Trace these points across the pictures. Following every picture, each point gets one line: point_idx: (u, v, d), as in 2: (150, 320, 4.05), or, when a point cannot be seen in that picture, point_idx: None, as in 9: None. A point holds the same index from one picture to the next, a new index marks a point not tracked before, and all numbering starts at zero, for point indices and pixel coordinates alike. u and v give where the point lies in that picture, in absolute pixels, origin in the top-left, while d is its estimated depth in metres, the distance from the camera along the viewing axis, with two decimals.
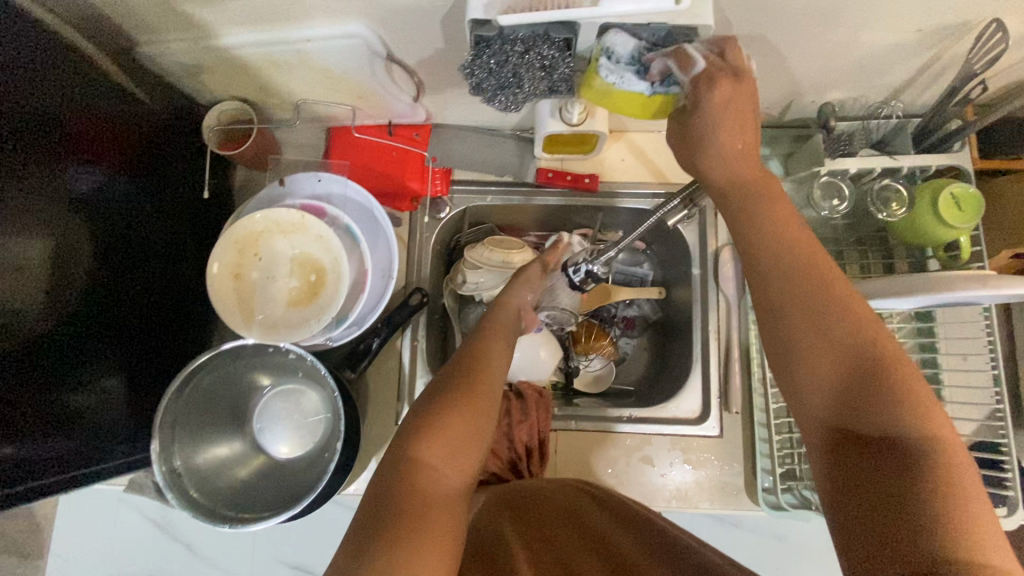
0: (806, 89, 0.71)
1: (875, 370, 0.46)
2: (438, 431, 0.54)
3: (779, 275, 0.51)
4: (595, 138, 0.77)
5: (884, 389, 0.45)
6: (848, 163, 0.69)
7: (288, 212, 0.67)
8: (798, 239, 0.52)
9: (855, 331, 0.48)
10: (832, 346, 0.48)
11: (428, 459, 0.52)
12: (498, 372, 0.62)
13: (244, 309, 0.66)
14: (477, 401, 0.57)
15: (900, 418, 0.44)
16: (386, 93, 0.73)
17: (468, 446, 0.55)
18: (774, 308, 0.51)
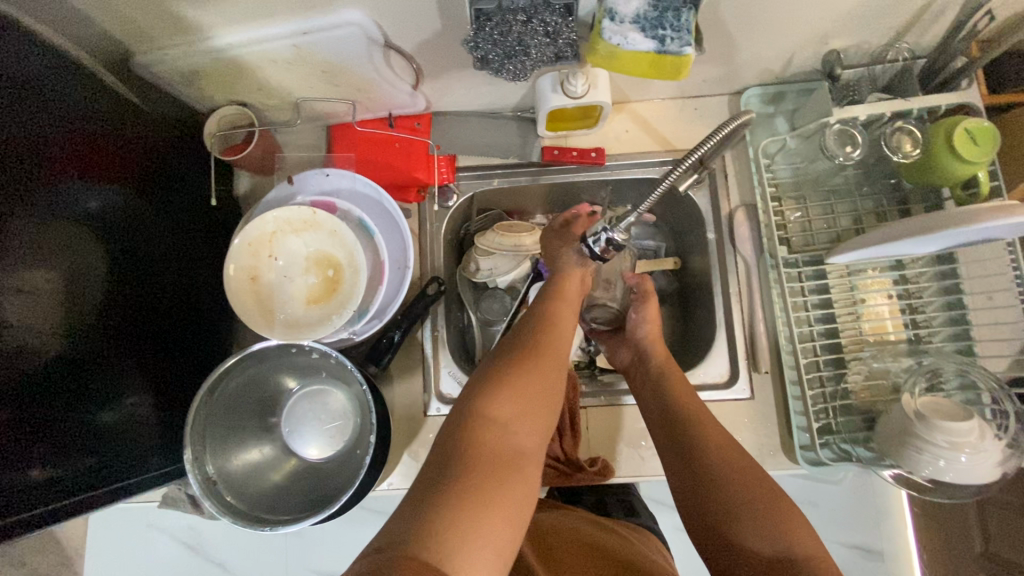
0: (807, 41, 0.70)
1: (767, 509, 0.55)
2: (513, 392, 0.56)
3: (686, 431, 0.64)
4: (599, 111, 0.76)
5: (771, 521, 0.54)
6: (857, 110, 0.68)
7: (299, 209, 0.68)
8: (692, 398, 0.68)
9: (746, 488, 0.57)
10: (734, 492, 0.57)
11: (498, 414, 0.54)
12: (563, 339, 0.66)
13: (265, 309, 0.67)
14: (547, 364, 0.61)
15: (769, 533, 0.53)
16: (386, 83, 0.72)
17: (547, 383, 0.59)
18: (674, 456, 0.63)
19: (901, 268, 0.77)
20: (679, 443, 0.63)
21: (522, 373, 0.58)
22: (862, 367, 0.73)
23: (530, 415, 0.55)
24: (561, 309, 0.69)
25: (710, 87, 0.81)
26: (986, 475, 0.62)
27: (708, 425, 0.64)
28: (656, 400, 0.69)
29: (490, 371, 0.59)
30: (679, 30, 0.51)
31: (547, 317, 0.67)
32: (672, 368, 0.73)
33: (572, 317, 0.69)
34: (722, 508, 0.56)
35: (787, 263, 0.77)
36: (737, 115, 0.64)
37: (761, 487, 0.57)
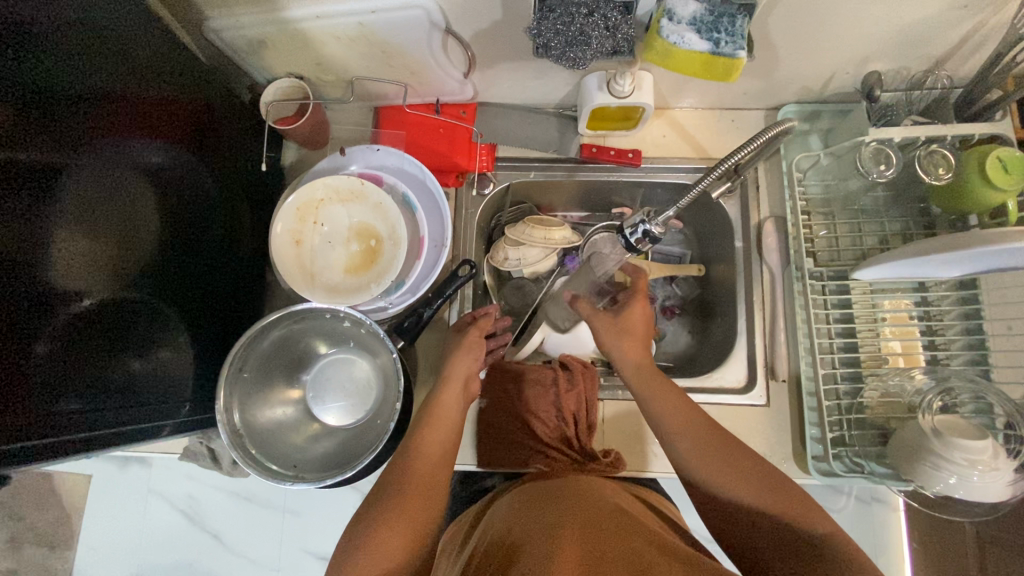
0: (848, 63, 0.72)
1: (766, 487, 0.57)
2: (404, 500, 0.59)
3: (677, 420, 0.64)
4: (640, 113, 0.78)
5: (772, 497, 0.56)
6: (893, 131, 0.70)
7: (348, 180, 0.71)
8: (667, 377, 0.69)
9: (740, 470, 0.59)
10: (738, 480, 0.58)
11: (402, 473, 0.62)
12: (454, 390, 0.71)
13: (306, 272, 0.69)
14: (444, 416, 0.69)
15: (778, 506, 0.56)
16: (439, 68, 0.75)
17: (431, 479, 0.62)
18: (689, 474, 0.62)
19: (924, 291, 0.79)
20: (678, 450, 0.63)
21: (418, 470, 0.63)
22: (878, 383, 0.74)
23: (421, 506, 0.59)
24: (445, 394, 0.71)
25: (747, 101, 0.84)
26: (996, 495, 0.63)
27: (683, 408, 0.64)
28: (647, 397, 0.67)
29: (395, 466, 0.63)
30: (733, 35, 0.53)
31: (436, 405, 0.69)
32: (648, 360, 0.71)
33: (458, 398, 0.71)
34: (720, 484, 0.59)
35: (813, 276, 0.78)
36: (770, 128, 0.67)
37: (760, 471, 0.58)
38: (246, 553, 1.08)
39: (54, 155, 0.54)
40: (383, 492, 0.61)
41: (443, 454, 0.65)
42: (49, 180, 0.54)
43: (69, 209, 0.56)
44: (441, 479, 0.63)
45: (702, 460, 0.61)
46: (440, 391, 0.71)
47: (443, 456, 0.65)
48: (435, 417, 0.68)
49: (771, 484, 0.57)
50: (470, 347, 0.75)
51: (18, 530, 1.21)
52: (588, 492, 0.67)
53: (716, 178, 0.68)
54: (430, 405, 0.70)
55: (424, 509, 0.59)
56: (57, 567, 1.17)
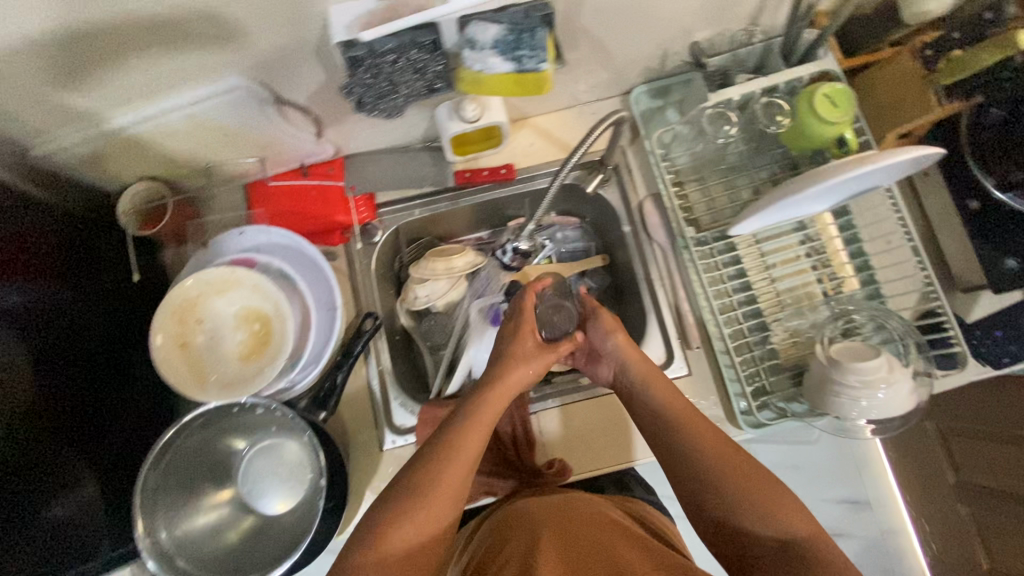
0: (673, 38, 0.76)
1: (766, 498, 0.57)
2: (426, 498, 0.57)
3: (680, 427, 0.63)
4: (499, 130, 0.81)
5: (770, 512, 0.56)
6: (730, 92, 0.75)
7: (217, 271, 0.69)
8: (668, 386, 0.67)
9: (745, 480, 0.58)
10: (739, 488, 0.58)
11: (429, 470, 0.58)
12: (493, 406, 0.64)
13: (200, 373, 0.67)
14: (484, 421, 0.63)
15: (773, 520, 0.56)
16: (289, 136, 0.75)
17: (458, 480, 0.59)
18: (687, 480, 0.61)
19: (804, 228, 0.82)
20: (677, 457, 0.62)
21: (447, 466, 0.59)
22: (784, 325, 0.78)
23: (416, 526, 0.56)
24: (479, 414, 0.63)
25: (600, 92, 0.86)
26: (904, 404, 0.66)
27: (703, 434, 0.62)
28: (649, 402, 0.66)
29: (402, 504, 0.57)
30: (534, 50, 0.56)
31: (477, 403, 0.64)
32: (650, 366, 0.69)
33: (496, 412, 0.64)
34: (716, 492, 0.59)
35: (699, 241, 0.81)
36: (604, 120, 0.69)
37: (763, 483, 0.58)
38: None
39: None
40: (397, 485, 0.58)
41: (477, 459, 0.61)
42: None
43: None
44: (465, 479, 0.59)
45: (700, 463, 0.60)
46: (498, 378, 0.67)
47: (476, 456, 0.61)
48: (476, 421, 0.62)
49: (773, 497, 0.57)
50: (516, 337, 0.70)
51: None
52: (576, 502, 0.68)
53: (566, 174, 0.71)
54: (452, 422, 0.63)
55: (433, 510, 0.57)
56: None
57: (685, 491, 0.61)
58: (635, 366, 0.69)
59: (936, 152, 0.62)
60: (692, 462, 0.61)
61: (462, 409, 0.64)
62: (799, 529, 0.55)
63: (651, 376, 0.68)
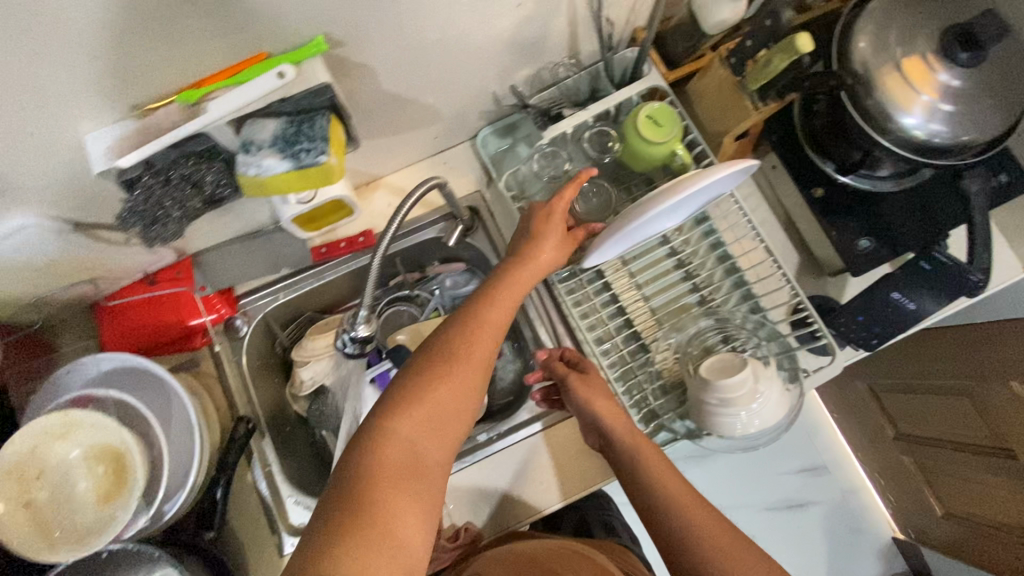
0: (495, 81, 0.75)
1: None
2: (391, 450, 0.51)
3: (679, 506, 0.61)
4: (344, 203, 0.78)
5: None
6: (561, 125, 0.75)
7: (50, 417, 0.64)
8: (655, 451, 0.65)
9: (744, 566, 0.57)
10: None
11: (415, 410, 0.53)
12: (498, 319, 0.61)
13: (51, 530, 0.63)
14: (476, 355, 0.58)
15: None
16: (115, 254, 0.71)
17: (450, 411, 0.55)
18: (685, 567, 0.59)
19: (670, 242, 0.82)
20: (672, 539, 0.60)
21: (429, 402, 0.54)
22: (663, 344, 0.77)
23: (411, 498, 0.49)
24: (458, 370, 0.57)
25: (446, 141, 0.84)
26: (780, 407, 0.66)
27: (699, 514, 0.60)
28: (637, 473, 0.64)
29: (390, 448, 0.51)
30: (313, 141, 0.54)
31: (476, 318, 0.60)
32: (637, 432, 0.67)
33: (491, 343, 0.60)
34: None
35: (568, 276, 0.79)
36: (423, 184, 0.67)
37: (768, 567, 0.57)
38: None
39: None
40: (367, 438, 0.52)
41: (476, 394, 0.57)
42: None
43: None
44: (456, 431, 0.55)
45: (701, 550, 0.58)
46: (486, 304, 0.61)
47: (473, 383, 0.57)
48: (456, 353, 0.57)
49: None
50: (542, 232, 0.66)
51: None
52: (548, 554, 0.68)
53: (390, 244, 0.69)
54: (438, 354, 0.57)
55: (415, 458, 0.52)
56: None
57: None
58: (616, 427, 0.66)
59: (751, 162, 0.61)
60: (689, 548, 0.59)
61: (456, 323, 0.60)
62: None
63: (637, 441, 0.65)
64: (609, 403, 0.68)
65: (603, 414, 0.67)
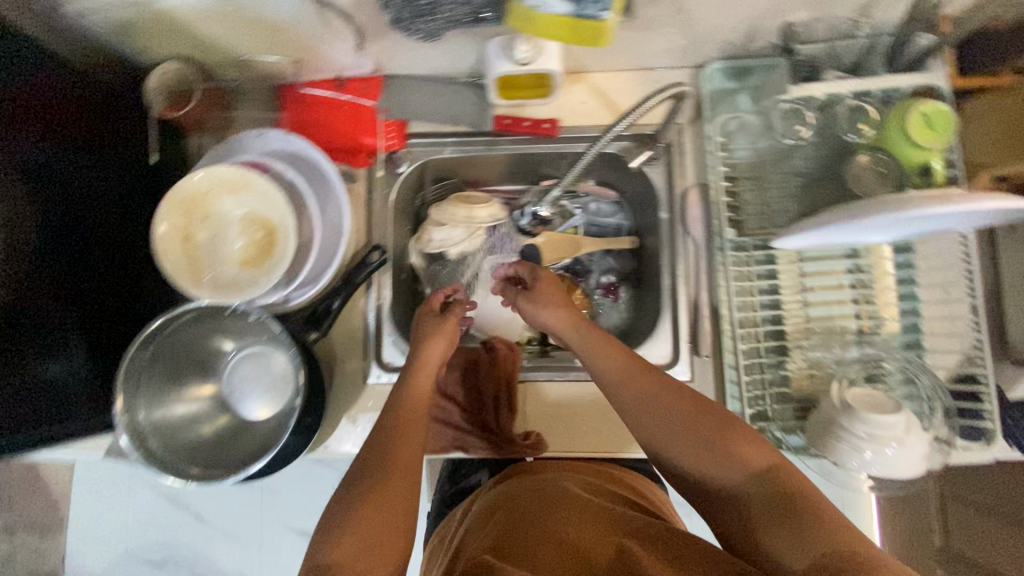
0: (767, 13, 0.66)
1: (727, 456, 0.51)
2: (384, 475, 0.55)
3: (655, 426, 0.56)
4: (552, 81, 0.75)
5: (740, 461, 0.51)
6: (816, 87, 0.69)
7: (230, 168, 0.66)
8: (636, 360, 0.61)
9: (724, 440, 0.52)
10: (720, 458, 0.52)
11: (387, 442, 0.59)
12: (423, 377, 0.68)
13: (197, 269, 0.67)
14: (409, 414, 0.63)
15: (738, 472, 0.51)
16: (326, 42, 0.70)
17: (414, 462, 0.58)
18: (690, 486, 0.54)
19: (857, 257, 0.74)
20: (663, 458, 0.56)
21: (403, 445, 0.59)
22: (805, 354, 0.72)
23: (393, 506, 0.53)
24: (417, 381, 0.67)
25: (669, 59, 0.77)
26: (911, 469, 0.62)
27: (674, 412, 0.55)
28: (620, 390, 0.59)
29: (366, 468, 0.56)
30: None
31: (409, 386, 0.67)
32: (625, 360, 0.61)
33: (428, 389, 0.67)
34: (712, 485, 0.52)
35: (738, 246, 0.75)
36: (663, 90, 0.69)
37: (747, 446, 0.52)
38: (220, 527, 1.13)
39: None
40: (359, 462, 0.57)
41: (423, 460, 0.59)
42: None
43: None
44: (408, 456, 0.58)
45: (680, 453, 0.54)
46: (424, 347, 0.71)
47: (416, 456, 0.59)
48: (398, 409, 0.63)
49: (746, 446, 0.52)
50: (443, 332, 0.72)
51: (12, 523, 1.29)
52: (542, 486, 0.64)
53: (609, 140, 0.71)
54: (383, 421, 0.62)
55: (404, 483, 0.55)
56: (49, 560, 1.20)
57: (696, 499, 0.54)
58: (609, 342, 0.63)
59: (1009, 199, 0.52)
60: (676, 456, 0.55)
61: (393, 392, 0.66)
62: (776, 480, 0.50)
63: (632, 370, 0.59)
64: (614, 351, 0.62)
65: (582, 344, 0.65)
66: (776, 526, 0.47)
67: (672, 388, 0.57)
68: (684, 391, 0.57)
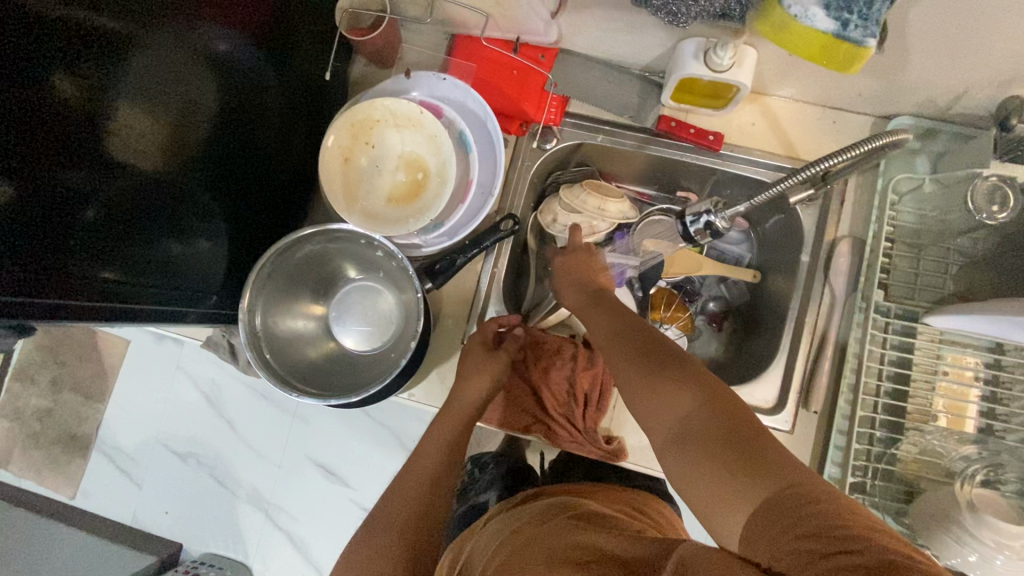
0: (993, 80, 0.62)
1: (732, 436, 0.45)
2: (388, 511, 0.67)
3: (644, 385, 0.53)
4: (734, 91, 0.70)
5: (735, 436, 0.45)
6: (1020, 168, 0.63)
7: (408, 106, 0.68)
8: (639, 327, 0.60)
9: (716, 417, 0.47)
10: (701, 426, 0.47)
11: (403, 471, 0.71)
12: (441, 425, 0.73)
13: (350, 192, 0.68)
14: (436, 440, 0.72)
15: (725, 448, 0.45)
16: (526, 3, 0.68)
17: (421, 495, 0.68)
18: (670, 454, 0.49)
19: (999, 352, 0.70)
20: (652, 423, 0.52)
21: (412, 472, 0.70)
22: (920, 439, 0.69)
23: (388, 530, 0.65)
24: (439, 419, 0.73)
25: (858, 103, 0.74)
26: None
27: (667, 374, 0.52)
28: (614, 354, 0.59)
29: (390, 496, 0.69)
30: (867, 18, 0.46)
31: (439, 411, 0.74)
32: (621, 321, 0.62)
33: (449, 430, 0.72)
34: (687, 451, 0.47)
35: (879, 310, 0.71)
36: (880, 138, 0.61)
37: (736, 423, 0.46)
38: (255, 443, 1.14)
39: (129, 26, 0.52)
40: (384, 499, 0.69)
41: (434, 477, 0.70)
42: (125, 53, 0.53)
43: (131, 81, 0.55)
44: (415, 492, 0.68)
45: (664, 418, 0.50)
46: (461, 387, 0.73)
47: (429, 474, 0.70)
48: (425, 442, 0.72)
49: (748, 433, 0.45)
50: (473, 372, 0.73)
51: (26, 393, 1.25)
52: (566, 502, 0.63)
53: (802, 178, 0.63)
54: (409, 455, 0.72)
55: (404, 512, 0.66)
56: (79, 430, 1.22)
57: (674, 474, 0.49)
58: (619, 313, 0.64)
59: None
60: (660, 423, 0.51)
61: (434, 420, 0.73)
62: (778, 465, 0.42)
63: (624, 330, 0.61)
64: (603, 317, 0.65)
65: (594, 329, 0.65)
66: (762, 502, 0.40)
67: (664, 352, 0.55)
68: (677, 351, 0.55)
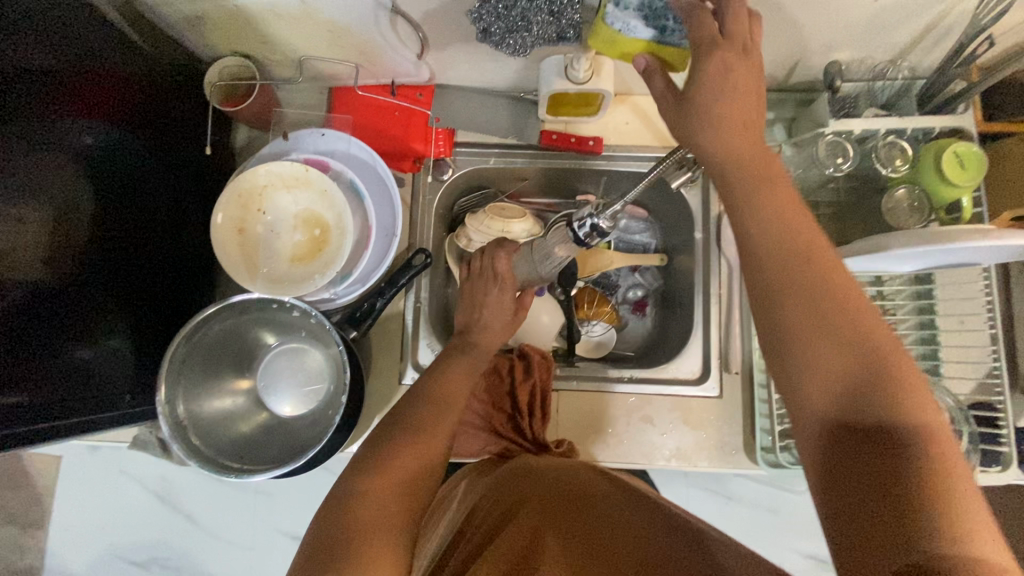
0: (813, 49, 0.70)
1: (922, 451, 0.40)
2: (393, 453, 0.58)
3: (826, 386, 0.44)
4: (600, 100, 0.76)
5: (918, 449, 0.40)
6: (853, 123, 0.69)
7: (292, 165, 0.68)
8: (849, 285, 0.46)
9: (891, 423, 0.41)
10: (879, 432, 0.42)
11: (409, 414, 0.63)
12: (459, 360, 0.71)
13: (249, 260, 0.68)
14: (453, 373, 0.68)
15: (907, 456, 0.40)
16: (389, 49, 0.71)
17: (433, 453, 0.61)
18: (807, 403, 0.45)
19: (880, 284, 0.77)
20: (809, 372, 0.45)
21: (423, 416, 0.63)
22: None
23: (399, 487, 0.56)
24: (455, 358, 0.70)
25: None
26: None
27: (870, 382, 0.43)
28: (795, 301, 0.46)
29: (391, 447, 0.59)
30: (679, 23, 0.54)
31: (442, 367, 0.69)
32: (816, 239, 0.48)
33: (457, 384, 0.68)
34: (835, 444, 0.43)
35: None
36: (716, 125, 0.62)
37: (910, 403, 0.42)
38: (217, 531, 1.09)
39: None
40: (367, 454, 0.59)
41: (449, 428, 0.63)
42: None
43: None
44: (428, 448, 0.61)
45: (834, 406, 0.44)
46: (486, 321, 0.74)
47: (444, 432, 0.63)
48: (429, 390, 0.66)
49: (932, 456, 0.40)
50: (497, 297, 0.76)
51: None
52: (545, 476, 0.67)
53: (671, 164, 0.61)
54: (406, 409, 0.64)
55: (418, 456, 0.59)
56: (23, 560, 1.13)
57: (801, 425, 0.46)
58: (790, 217, 0.48)
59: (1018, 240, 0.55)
60: (820, 403, 0.44)
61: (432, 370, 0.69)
62: (929, 468, 0.39)
63: (815, 254, 0.47)
64: (831, 289, 0.46)
65: (776, 225, 0.48)
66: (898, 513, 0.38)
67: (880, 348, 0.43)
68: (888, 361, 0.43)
